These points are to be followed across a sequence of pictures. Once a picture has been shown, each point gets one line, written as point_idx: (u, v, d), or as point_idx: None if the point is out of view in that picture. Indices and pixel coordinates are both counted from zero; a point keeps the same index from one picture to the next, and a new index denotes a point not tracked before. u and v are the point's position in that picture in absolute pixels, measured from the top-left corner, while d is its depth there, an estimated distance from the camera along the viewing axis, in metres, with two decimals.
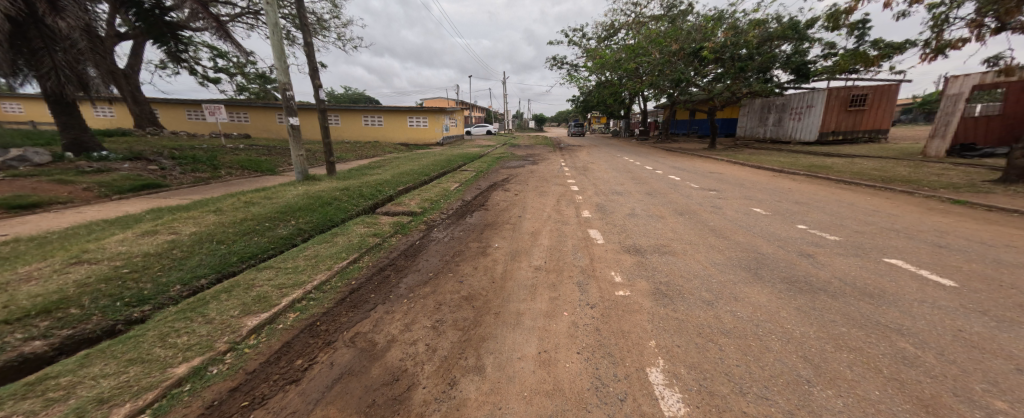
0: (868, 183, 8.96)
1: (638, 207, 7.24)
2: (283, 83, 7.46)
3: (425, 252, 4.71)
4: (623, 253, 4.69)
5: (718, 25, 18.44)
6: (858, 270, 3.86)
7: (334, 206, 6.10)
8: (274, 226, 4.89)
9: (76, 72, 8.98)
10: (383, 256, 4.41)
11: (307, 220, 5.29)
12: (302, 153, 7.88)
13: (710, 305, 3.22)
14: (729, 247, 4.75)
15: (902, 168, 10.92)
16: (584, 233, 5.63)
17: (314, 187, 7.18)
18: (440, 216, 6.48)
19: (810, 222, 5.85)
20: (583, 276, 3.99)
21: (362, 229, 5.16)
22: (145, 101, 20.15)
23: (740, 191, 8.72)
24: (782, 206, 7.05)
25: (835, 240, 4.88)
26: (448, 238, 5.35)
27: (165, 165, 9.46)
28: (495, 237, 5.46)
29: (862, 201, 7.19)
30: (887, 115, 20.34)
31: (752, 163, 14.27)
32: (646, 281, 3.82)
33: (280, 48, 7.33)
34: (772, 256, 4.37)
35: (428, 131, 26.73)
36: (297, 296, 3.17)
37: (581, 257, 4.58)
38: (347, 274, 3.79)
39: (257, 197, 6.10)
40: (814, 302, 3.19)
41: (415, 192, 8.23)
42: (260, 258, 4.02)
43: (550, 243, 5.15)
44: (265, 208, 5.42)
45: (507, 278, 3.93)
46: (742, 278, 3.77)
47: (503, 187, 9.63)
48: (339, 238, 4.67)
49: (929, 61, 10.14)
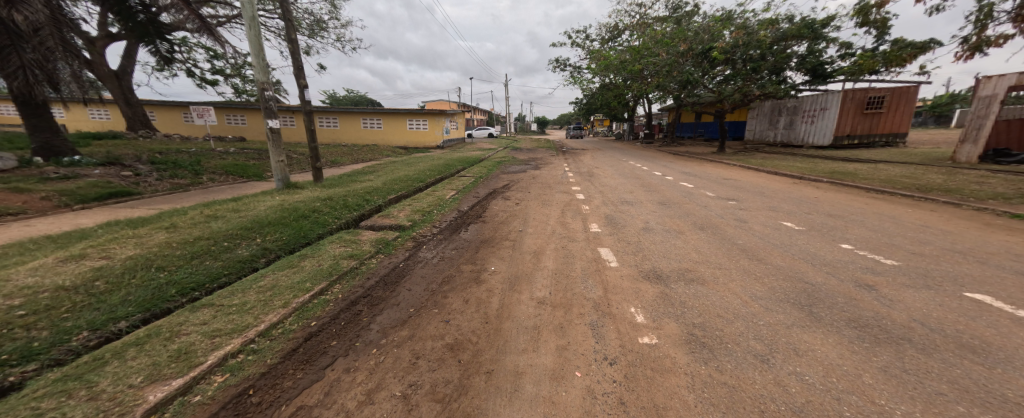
0: (903, 194, 8.25)
1: (652, 220, 6.55)
2: (263, 82, 6.81)
3: (408, 279, 3.99)
4: (642, 281, 3.96)
5: (727, 25, 17.79)
6: (939, 310, 3.16)
7: (311, 220, 5.40)
8: (235, 246, 4.19)
9: (47, 71, 8.27)
10: (357, 285, 3.70)
11: (276, 238, 4.58)
12: (282, 158, 7.21)
13: (766, 363, 2.51)
14: (769, 275, 4.03)
15: (933, 175, 10.18)
16: (594, 252, 4.91)
17: (293, 196, 6.47)
18: (430, 231, 5.75)
19: (854, 241, 5.15)
20: (597, 314, 3.28)
21: (338, 249, 4.45)
22: (137, 103, 19.51)
23: (762, 201, 8.01)
24: (816, 220, 6.35)
25: (892, 266, 4.18)
26: (437, 260, 4.61)
27: (141, 171, 8.81)
28: (492, 257, 4.75)
29: (905, 215, 6.51)
30: (905, 118, 19.26)
31: (767, 168, 13.53)
32: (674, 323, 3.09)
33: (259, 44, 6.67)
34: (825, 288, 3.64)
35: (428, 133, 26.13)
36: (233, 348, 2.45)
37: (593, 286, 3.86)
38: (307, 313, 3.06)
39: (223, 209, 5.40)
40: (903, 361, 2.49)
41: (406, 201, 7.54)
42: (205, 291, 3.31)
43: (555, 266, 4.41)
44: (229, 224, 4.72)
45: (504, 318, 3.21)
46: (795, 321, 3.05)
47: (504, 195, 8.94)
48: (309, 262, 3.95)
49: (964, 61, 9.44)
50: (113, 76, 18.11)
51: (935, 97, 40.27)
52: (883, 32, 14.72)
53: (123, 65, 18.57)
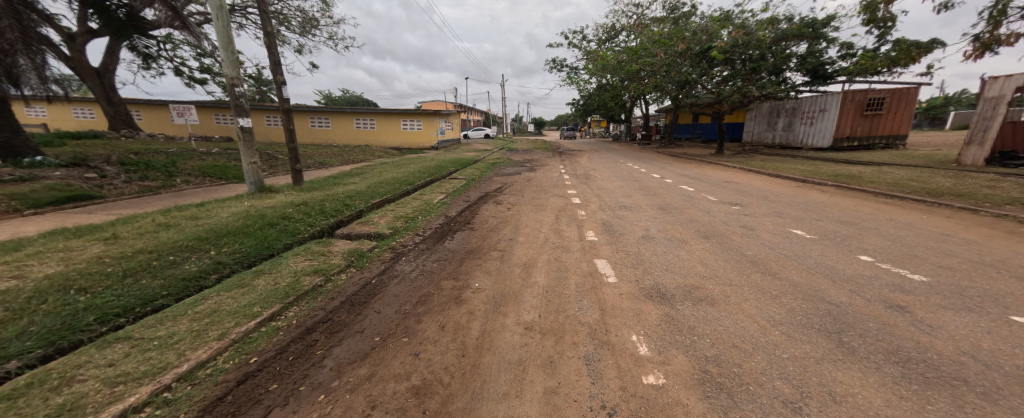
0: (915, 198, 7.89)
1: (652, 227, 6.10)
2: (232, 77, 6.29)
3: (379, 299, 3.50)
4: (643, 301, 3.50)
5: (726, 24, 17.47)
6: (991, 339, 2.71)
7: (279, 228, 4.90)
8: (182, 260, 3.70)
9: (4, 65, 7.67)
10: (318, 307, 3.21)
11: (234, 250, 4.09)
12: (255, 160, 6.70)
13: (799, 413, 2.06)
14: (785, 293, 3.58)
15: (941, 179, 9.84)
16: (590, 265, 4.45)
17: (264, 201, 5.96)
18: (412, 240, 5.26)
19: (873, 252, 4.72)
20: (592, 343, 2.83)
21: (302, 263, 3.93)
22: (120, 101, 18.87)
23: (767, 205, 7.61)
24: (827, 227, 5.93)
25: (922, 283, 3.72)
26: (415, 275, 4.13)
27: (108, 173, 8.24)
28: (477, 271, 4.26)
29: (922, 222, 6.11)
30: (905, 120, 18.95)
31: (770, 171, 13.16)
32: (683, 356, 2.62)
33: (228, 37, 6.17)
34: (851, 311, 3.19)
35: (422, 134, 25.64)
36: (137, 400, 1.96)
37: (589, 306, 3.40)
38: (247, 346, 2.57)
39: (181, 216, 4.89)
40: (965, 411, 2.04)
41: (390, 206, 7.05)
42: (132, 317, 2.84)
43: (547, 283, 3.93)
44: (181, 234, 4.22)
45: (485, 349, 2.73)
46: (825, 354, 2.59)
47: (496, 198, 8.49)
48: (264, 279, 3.46)
49: (973, 60, 9.05)
50: (95, 74, 17.45)
51: (930, 99, 40.32)
52: (885, 32, 14.41)
53: (104, 62, 17.87)
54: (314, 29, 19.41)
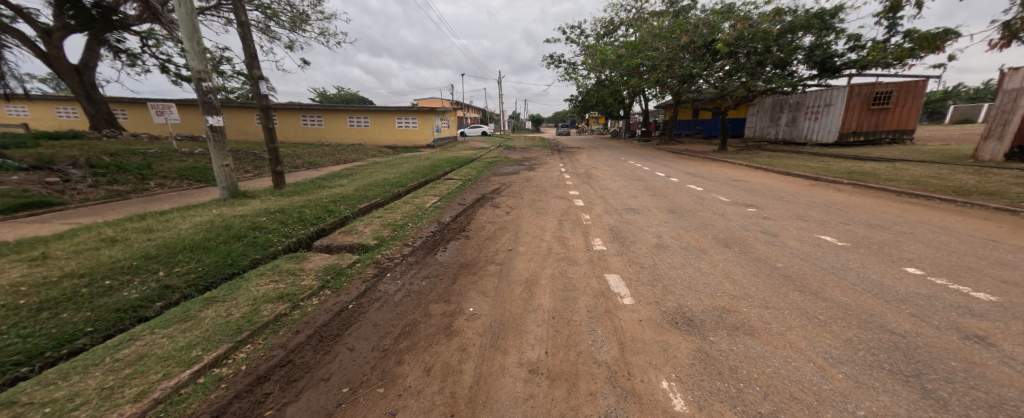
0: (943, 198, 7.35)
1: (665, 234, 5.54)
2: (198, 71, 5.67)
3: (354, 331, 2.93)
4: (668, 330, 2.95)
5: (729, 16, 16.92)
6: None
7: (246, 240, 4.31)
8: (121, 286, 3.11)
9: None
10: (276, 346, 2.63)
11: (188, 270, 3.51)
12: (227, 162, 6.09)
13: None
14: (835, 319, 3.05)
15: (964, 175, 9.34)
16: (601, 282, 3.89)
17: (235, 208, 5.38)
18: (399, 252, 4.69)
19: (919, 263, 4.19)
20: (614, 392, 2.27)
21: (265, 287, 3.33)
22: (101, 100, 18.16)
23: (786, 207, 7.08)
24: (858, 232, 5.41)
25: (992, 304, 3.19)
26: (400, 297, 3.55)
27: (72, 176, 7.60)
28: (472, 292, 3.69)
29: (961, 226, 5.59)
30: (913, 114, 18.45)
31: (780, 168, 12.60)
32: (731, 413, 2.07)
33: (193, 24, 5.54)
34: (923, 344, 2.66)
35: (418, 132, 25.05)
36: None
37: (605, 338, 2.85)
38: (173, 409, 2.00)
39: (133, 229, 4.28)
40: None
41: (378, 212, 6.47)
42: (39, 365, 2.26)
43: (553, 305, 3.38)
44: (126, 251, 3.61)
45: (479, 405, 2.17)
46: (912, 411, 2.05)
47: (493, 201, 7.91)
48: (214, 309, 2.87)
49: (998, 50, 8.52)
50: (73, 71, 16.75)
51: (931, 93, 39.90)
52: (894, 23, 13.88)
53: (84, 59, 17.14)
54: (304, 24, 18.69)
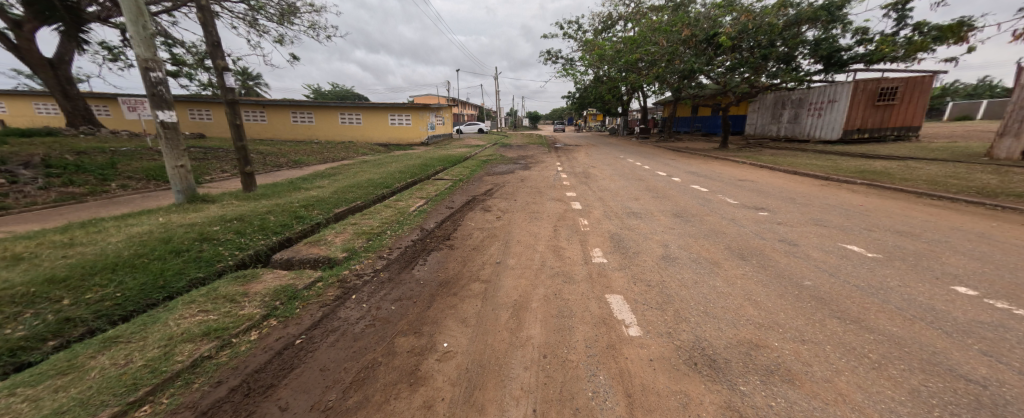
0: (968, 199, 6.83)
1: (672, 243, 4.95)
2: (145, 59, 5.03)
3: (293, 379, 2.32)
4: (687, 376, 2.36)
5: (732, 8, 16.32)
6: None
7: (187, 255, 3.69)
8: (5, 321, 2.51)
9: None
10: (183, 406, 2.01)
11: (103, 295, 2.90)
12: (182, 163, 5.46)
13: None
14: (891, 359, 2.48)
15: (983, 174, 8.81)
16: (602, 305, 3.29)
17: (186, 216, 4.75)
18: (370, 267, 4.07)
19: (968, 280, 3.63)
20: None
21: (190, 320, 2.72)
22: (79, 96, 17.42)
23: (800, 210, 6.54)
24: (886, 240, 4.86)
25: None
26: (362, 327, 2.94)
27: (21, 177, 6.88)
28: (449, 320, 3.08)
29: (996, 232, 5.07)
30: (918, 110, 17.96)
31: (786, 166, 12.04)
32: None
33: (137, 6, 4.89)
34: (1013, 399, 2.09)
35: (411, 129, 24.40)
36: None
37: (609, 388, 2.26)
38: None
39: (50, 244, 3.65)
40: None
41: (354, 217, 5.85)
42: None
43: (544, 340, 2.77)
44: (28, 274, 3.02)
45: None
46: None
47: (483, 204, 7.32)
48: (109, 356, 2.28)
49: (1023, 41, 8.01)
50: (47, 65, 15.96)
51: (932, 89, 39.44)
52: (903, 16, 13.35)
53: (59, 52, 16.32)
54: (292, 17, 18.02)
